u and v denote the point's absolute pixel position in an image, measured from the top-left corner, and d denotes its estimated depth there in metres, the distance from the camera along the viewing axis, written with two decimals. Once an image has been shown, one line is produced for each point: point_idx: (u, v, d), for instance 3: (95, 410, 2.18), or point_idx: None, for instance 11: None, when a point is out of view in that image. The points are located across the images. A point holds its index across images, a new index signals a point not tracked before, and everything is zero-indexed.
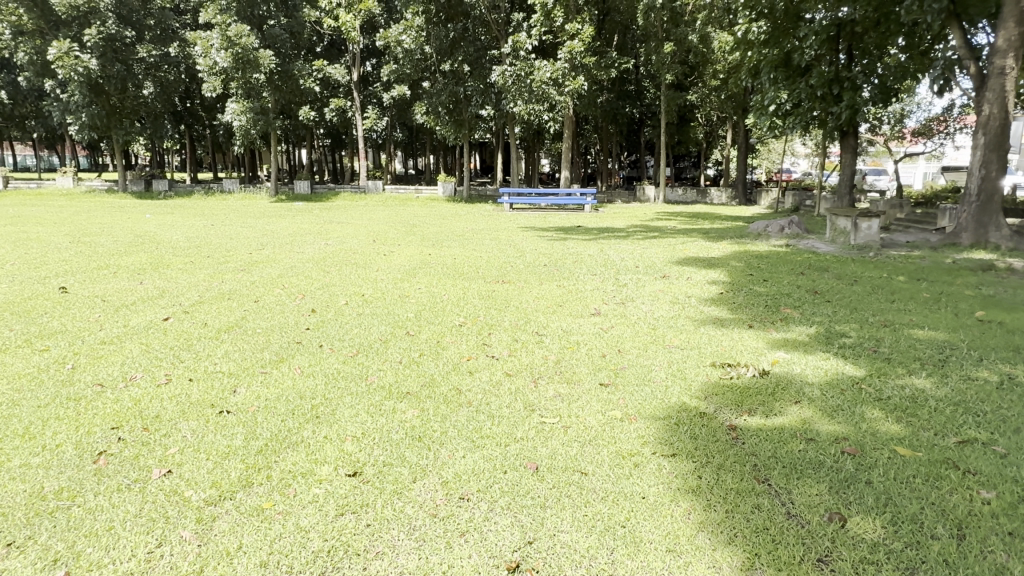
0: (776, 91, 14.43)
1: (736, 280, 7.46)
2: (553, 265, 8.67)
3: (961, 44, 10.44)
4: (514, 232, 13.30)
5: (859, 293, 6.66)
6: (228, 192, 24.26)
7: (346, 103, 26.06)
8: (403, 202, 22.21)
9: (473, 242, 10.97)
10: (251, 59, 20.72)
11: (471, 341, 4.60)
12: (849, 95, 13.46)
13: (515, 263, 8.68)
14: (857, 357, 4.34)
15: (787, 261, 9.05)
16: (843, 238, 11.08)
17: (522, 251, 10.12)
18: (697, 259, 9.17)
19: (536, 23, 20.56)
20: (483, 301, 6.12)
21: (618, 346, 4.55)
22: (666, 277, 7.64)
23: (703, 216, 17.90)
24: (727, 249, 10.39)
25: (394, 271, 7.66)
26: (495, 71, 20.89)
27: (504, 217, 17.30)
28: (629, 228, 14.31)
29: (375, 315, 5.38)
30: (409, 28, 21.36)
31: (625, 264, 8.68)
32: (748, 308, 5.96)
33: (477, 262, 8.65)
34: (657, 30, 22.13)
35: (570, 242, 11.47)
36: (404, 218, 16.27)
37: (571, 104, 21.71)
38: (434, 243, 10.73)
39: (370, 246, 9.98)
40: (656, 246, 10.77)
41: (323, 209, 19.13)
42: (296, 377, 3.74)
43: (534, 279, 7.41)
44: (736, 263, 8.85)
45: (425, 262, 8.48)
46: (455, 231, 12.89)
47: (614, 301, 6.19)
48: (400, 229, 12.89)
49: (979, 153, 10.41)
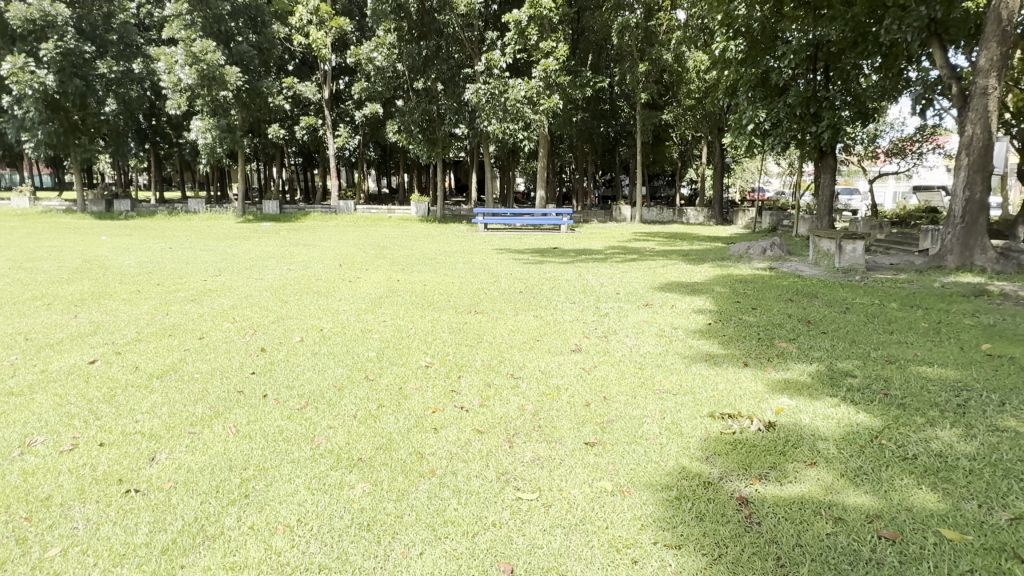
0: (755, 110, 14.26)
1: (723, 308, 7.06)
2: (531, 291, 8.20)
3: (943, 64, 10.33)
4: (489, 254, 12.84)
5: (854, 323, 6.30)
6: (193, 212, 23.48)
7: (317, 121, 25.54)
8: (375, 223, 21.65)
9: (446, 266, 10.48)
10: (216, 76, 20.07)
11: (438, 388, 4.07)
12: (828, 115, 13.26)
13: (490, 290, 8.20)
14: (869, 403, 3.91)
15: (773, 285, 8.70)
16: (827, 261, 10.78)
17: (496, 275, 9.65)
18: (680, 285, 8.78)
19: (510, 40, 20.31)
20: (454, 335, 5.60)
21: (603, 392, 4.05)
22: (649, 305, 7.21)
23: (681, 236, 17.63)
24: (709, 273, 10.03)
25: (358, 301, 7.11)
26: (469, 89, 20.53)
27: (479, 238, 16.84)
28: (607, 249, 13.95)
29: (331, 355, 4.82)
30: (380, 45, 20.87)
31: (605, 290, 8.24)
32: (740, 341, 5.52)
33: (450, 289, 8.14)
34: (632, 50, 22.00)
35: (547, 266, 11.03)
36: (374, 239, 15.72)
37: (546, 122, 21.44)
38: (404, 268, 10.21)
39: (336, 272, 9.43)
40: (635, 270, 10.38)
41: (290, 231, 18.51)
42: (228, 440, 3.18)
43: (510, 308, 6.92)
44: (721, 288, 8.48)
45: (393, 290, 7.95)
46: (426, 254, 12.39)
47: (597, 335, 5.71)
48: (370, 252, 12.35)
49: (963, 174, 10.19)
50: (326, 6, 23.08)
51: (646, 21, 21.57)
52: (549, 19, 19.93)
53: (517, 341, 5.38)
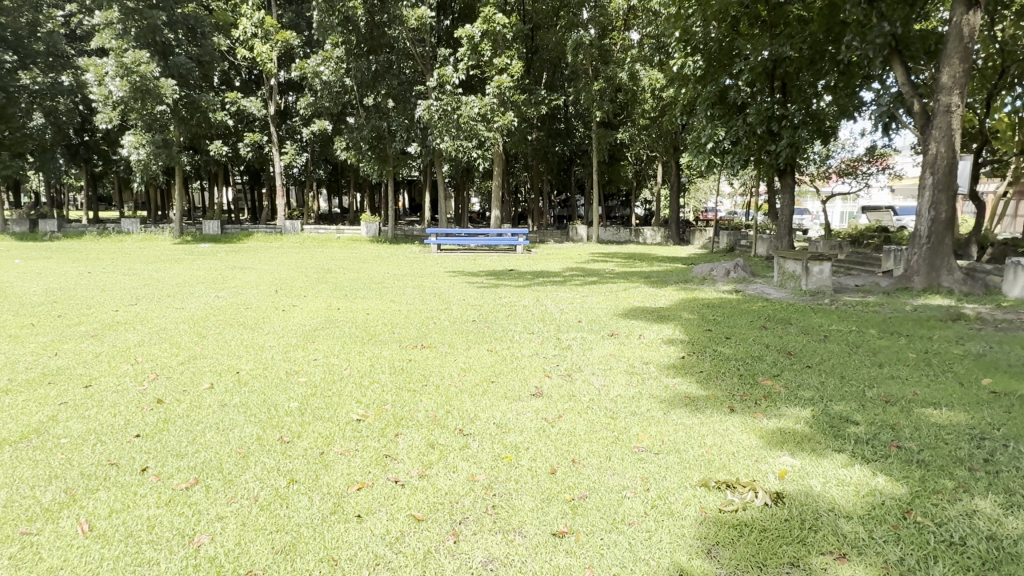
0: (713, 128, 13.89)
1: (696, 337, 6.46)
2: (485, 320, 7.48)
3: (905, 81, 10.11)
4: (441, 277, 12.10)
5: (837, 354, 5.76)
6: (126, 232, 22.06)
7: (262, 138, 24.52)
8: (321, 243, 20.65)
9: (393, 292, 9.69)
10: (150, 89, 18.80)
11: (370, 452, 3.31)
12: (789, 132, 13.00)
13: (441, 319, 7.46)
14: (885, 460, 3.30)
15: (742, 310, 8.20)
16: (793, 283, 10.37)
17: (448, 301, 8.91)
18: (644, 310, 8.19)
19: (463, 56, 19.77)
20: (397, 377, 4.84)
21: (571, 453, 3.35)
22: (615, 335, 6.58)
23: (640, 257, 17.22)
24: (673, 297, 9.50)
25: (289, 334, 6.26)
26: (420, 105, 19.83)
27: (431, 260, 16.08)
28: (565, 271, 13.38)
29: (245, 407, 4.02)
30: (327, 60, 20.03)
31: (566, 318, 7.59)
32: (719, 378, 4.89)
33: (396, 319, 7.35)
34: (587, 69, 21.74)
35: (502, 290, 10.33)
36: (319, 261, 14.81)
37: (500, 140, 20.94)
38: (347, 294, 9.39)
39: (270, 299, 8.56)
40: (596, 294, 9.79)
41: (230, 252, 17.41)
42: (72, 546, 2.36)
43: (462, 342, 6.17)
44: (688, 314, 7.92)
45: (331, 320, 7.14)
46: (372, 278, 11.55)
47: (560, 374, 5.01)
48: (312, 276, 11.46)
49: (928, 194, 9.92)
50: (272, 19, 22.22)
51: (601, 40, 21.35)
52: (503, 34, 19.49)
53: (469, 384, 4.66)
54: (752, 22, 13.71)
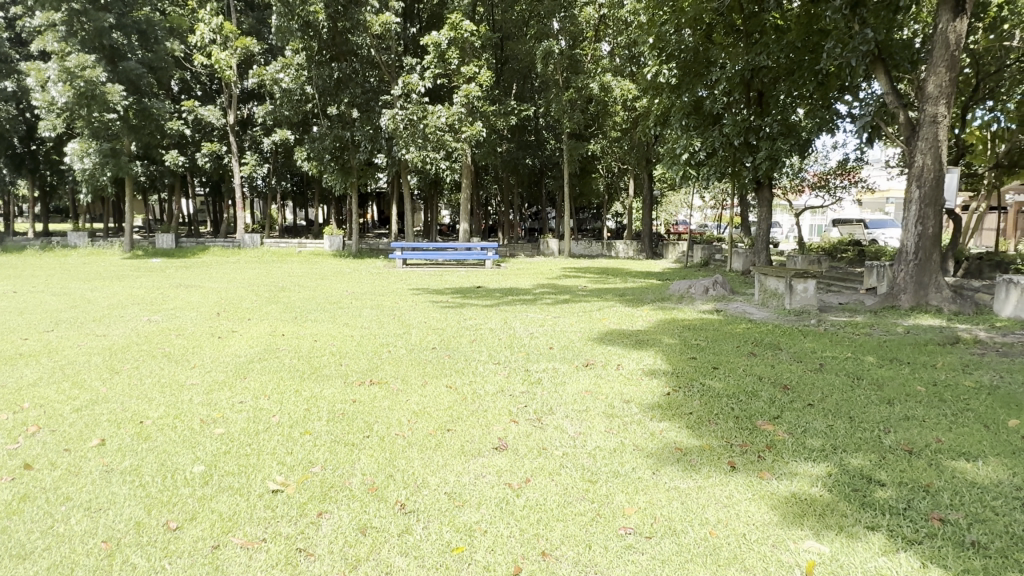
0: (689, 139, 13.40)
1: (680, 367, 5.80)
2: (448, 347, 6.74)
3: (889, 90, 9.69)
4: (403, 295, 11.32)
5: (839, 388, 5.13)
6: (72, 246, 20.80)
7: (221, 148, 23.54)
8: (281, 258, 19.69)
9: (349, 314, 8.91)
10: (97, 95, 17.63)
11: (281, 546, 2.56)
12: (767, 144, 12.52)
13: (397, 347, 6.71)
14: (933, 544, 2.64)
15: (727, 334, 7.58)
16: (776, 301, 9.81)
17: (407, 325, 8.13)
18: (621, 334, 7.52)
19: (430, 64, 19.08)
20: (334, 425, 4.07)
21: (541, 540, 2.63)
22: (591, 366, 5.89)
23: (613, 272, 16.60)
24: (651, 317, 8.86)
25: (218, 368, 5.45)
26: (385, 114, 19.08)
27: (395, 276, 15.27)
28: (535, 288, 12.70)
29: (133, 474, 3.22)
30: (287, 66, 19.37)
31: (536, 344, 6.88)
32: (712, 423, 4.21)
33: (346, 347, 6.57)
34: (558, 79, 21.23)
35: (467, 310, 9.59)
36: (274, 277, 13.94)
37: (468, 151, 20.22)
38: (297, 316, 8.56)
39: (209, 324, 7.69)
40: (569, 315, 9.11)
41: (181, 268, 16.35)
42: None
43: (418, 376, 5.42)
44: (668, 338, 7.27)
45: (272, 349, 6.34)
46: (328, 296, 10.74)
47: (528, 419, 4.29)
48: (262, 295, 10.62)
49: (914, 208, 9.47)
50: (230, 25, 21.32)
51: (571, 50, 20.83)
52: (470, 42, 18.84)
53: (419, 434, 3.93)
54: (727, 31, 13.28)
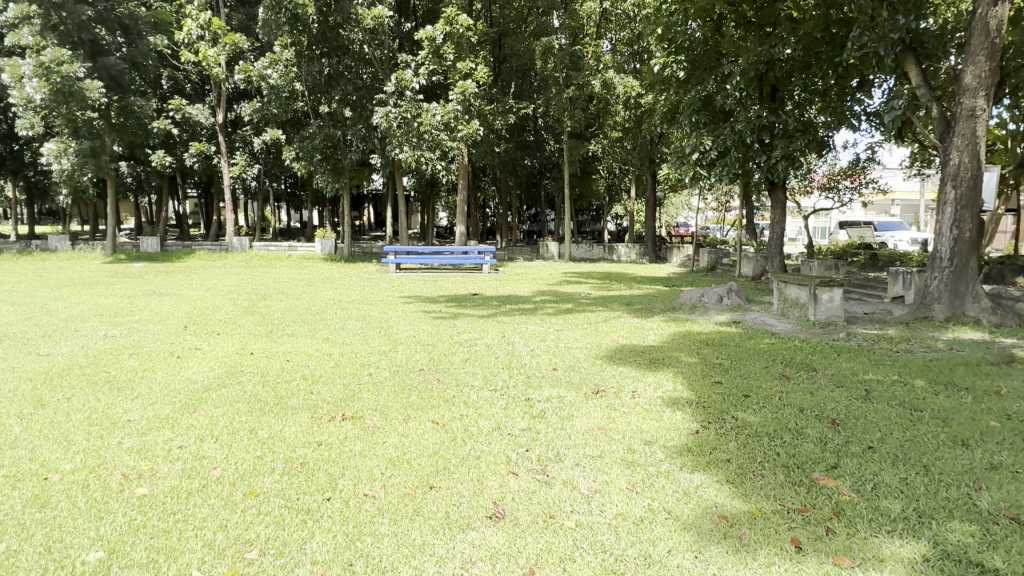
0: (698, 137, 12.61)
1: (707, 395, 5.00)
2: (438, 368, 5.94)
3: (920, 83, 8.92)
4: (394, 304, 10.51)
5: (899, 425, 4.32)
6: (51, 250, 19.95)
7: (209, 148, 22.76)
8: (269, 262, 18.90)
9: (332, 326, 8.12)
10: (74, 91, 16.75)
11: None
12: (782, 141, 11.72)
13: (381, 368, 5.93)
14: None
15: (751, 351, 6.80)
16: (797, 312, 9.01)
17: (394, 340, 7.32)
18: (633, 350, 6.73)
19: (424, 60, 18.26)
20: (289, 482, 3.27)
21: None
22: (601, 393, 5.08)
23: (617, 277, 15.77)
24: (662, 330, 8.08)
25: (163, 399, 4.63)
26: (377, 112, 18.26)
27: (386, 282, 14.49)
28: (535, 295, 11.93)
29: (5, 568, 2.42)
30: (276, 62, 18.64)
31: (538, 365, 6.08)
32: (758, 476, 3.41)
33: (322, 369, 5.77)
34: (558, 76, 20.48)
35: (462, 321, 8.81)
36: (258, 284, 13.16)
37: (464, 151, 19.40)
38: (273, 330, 7.76)
39: (172, 340, 6.88)
40: (573, 327, 8.31)
41: (162, 273, 15.54)
42: None
43: (400, 408, 4.62)
44: (686, 356, 6.47)
45: (236, 372, 5.52)
46: (312, 305, 9.96)
47: (530, 470, 3.50)
48: (241, 305, 9.85)
49: (948, 210, 8.67)
50: (219, 21, 20.54)
51: (571, 47, 20.06)
52: (466, 37, 18.04)
53: (396, 496, 3.13)
54: (739, 23, 12.48)
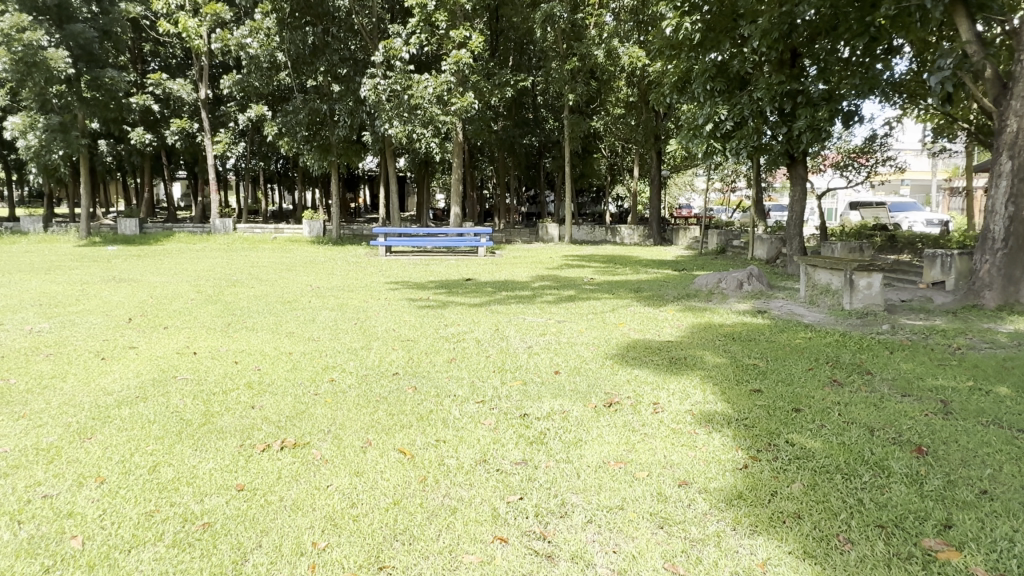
0: (712, 107, 11.50)
1: (748, 412, 3.98)
2: (415, 371, 4.92)
3: (971, 38, 7.70)
4: (378, 292, 9.47)
5: (1006, 454, 3.31)
6: (23, 232, 18.87)
7: (191, 125, 21.72)
8: (252, 245, 17.85)
9: (302, 317, 7.11)
10: (38, 61, 15.49)
11: None
12: (807, 111, 10.62)
13: (347, 370, 4.94)
14: None
15: (787, 348, 5.78)
16: (829, 300, 7.99)
17: (370, 335, 6.30)
18: (650, 348, 5.73)
19: (414, 28, 16.96)
20: (176, 561, 2.28)
21: None
22: (616, 407, 4.09)
23: (621, 260, 14.73)
24: (679, 322, 7.07)
25: (56, 420, 3.61)
26: (364, 83, 17.10)
27: (374, 266, 13.44)
28: (533, 280, 10.92)
29: None
30: (256, 30, 17.23)
31: (537, 367, 5.08)
32: (848, 547, 2.41)
33: (273, 374, 4.76)
34: (558, 47, 19.28)
35: (450, 311, 7.79)
36: (232, 268, 12.11)
37: (458, 126, 18.27)
38: (231, 322, 6.73)
39: (106, 336, 5.85)
40: (577, 318, 7.30)
41: (135, 257, 14.48)
42: None
43: (359, 430, 3.62)
44: (713, 355, 5.44)
45: (166, 380, 4.50)
46: (285, 293, 8.94)
47: (523, 535, 2.50)
48: (204, 292, 8.82)
49: (1004, 184, 7.60)
50: None
51: (571, 16, 18.84)
52: (460, 4, 16.81)
53: None
54: None
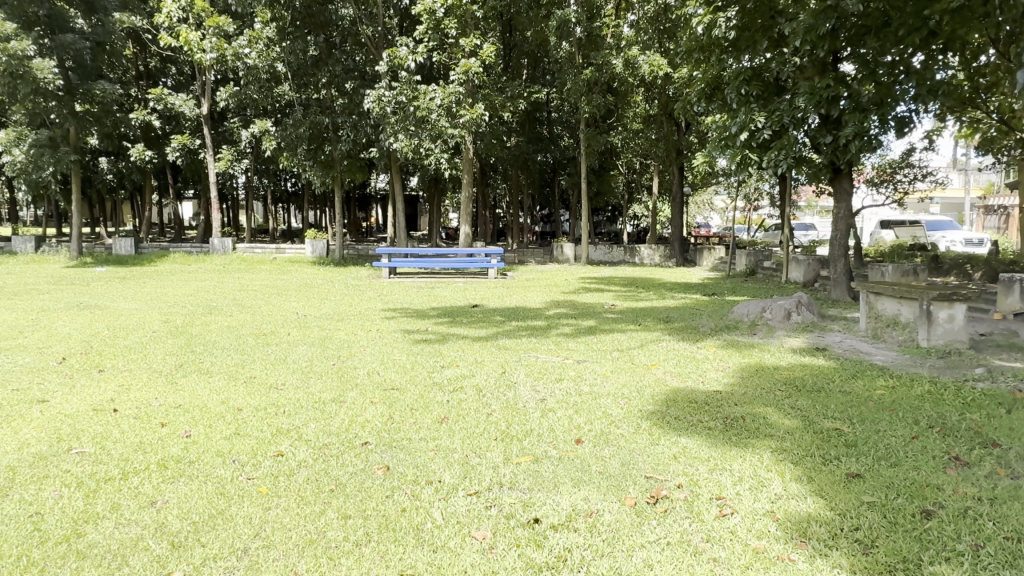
0: (748, 113, 10.33)
1: (857, 517, 2.78)
2: (392, 440, 3.75)
3: None
4: (369, 321, 8.32)
5: None
6: (13, 253, 18.02)
7: (193, 142, 20.91)
8: (249, 266, 16.86)
9: (272, 356, 5.97)
10: (23, 74, 14.69)
11: None
12: (857, 118, 9.44)
13: (304, 437, 3.79)
14: None
15: (872, 403, 4.54)
16: (898, 335, 6.74)
17: (347, 381, 5.13)
18: (695, 403, 4.52)
19: (422, 35, 15.96)
20: None
21: None
22: (668, 508, 2.88)
23: (643, 283, 13.51)
24: (724, 363, 5.84)
25: None
26: (369, 95, 16.11)
27: (373, 290, 12.32)
28: (547, 307, 9.76)
29: None
30: (255, 40, 16.35)
31: (556, 434, 3.88)
32: None
33: (204, 445, 3.60)
34: (573, 58, 18.24)
35: (450, 346, 6.62)
36: (217, 293, 11.04)
37: (468, 140, 17.19)
38: (183, 364, 5.59)
39: (17, 384, 4.70)
40: (600, 357, 6.09)
41: (119, 279, 13.49)
42: None
43: (289, 554, 2.46)
44: (779, 416, 4.21)
45: (50, 457, 3.32)
46: (264, 323, 7.84)
47: None
48: (172, 322, 7.74)
49: None
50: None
51: (588, 26, 17.81)
52: (470, 11, 15.81)
53: None
54: None
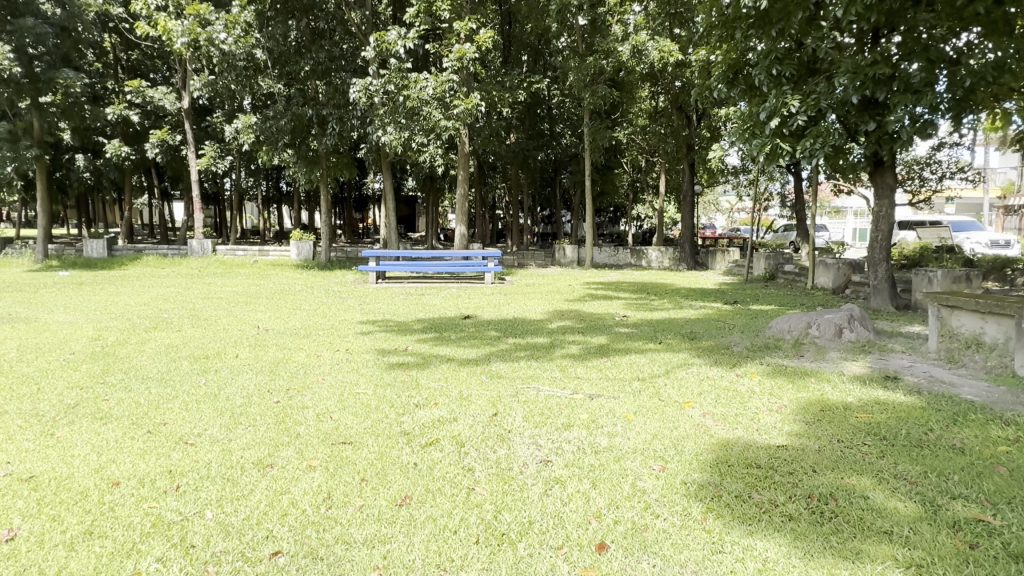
0: (779, 97, 9.08)
1: None
2: (321, 544, 2.49)
3: None
4: (338, 338, 7.03)
5: None
6: None
7: (172, 137, 19.65)
8: (227, 270, 15.60)
9: (200, 391, 4.68)
10: None
11: None
12: (907, 99, 8.15)
13: (187, 540, 2.51)
14: None
15: (1008, 472, 3.23)
16: (985, 360, 5.45)
17: (285, 432, 3.82)
18: (759, 470, 3.24)
19: (412, 18, 14.62)
20: None
21: None
22: None
23: (654, 289, 12.24)
24: (776, 400, 4.56)
25: None
26: (355, 85, 14.72)
27: (354, 297, 11.05)
28: (549, 319, 8.46)
29: None
30: (232, 24, 15.12)
31: (571, 533, 2.59)
32: None
33: (22, 561, 2.33)
34: (577, 46, 16.92)
35: (429, 374, 5.34)
36: (177, 301, 9.77)
37: (463, 134, 15.77)
38: (80, 404, 4.29)
39: None
40: (617, 392, 4.81)
41: (78, 284, 12.23)
42: None
43: None
44: (885, 496, 2.94)
45: None
46: (211, 342, 6.56)
47: None
48: (100, 341, 6.46)
49: None
50: None
51: (594, 13, 16.50)
52: None
53: None
54: None
